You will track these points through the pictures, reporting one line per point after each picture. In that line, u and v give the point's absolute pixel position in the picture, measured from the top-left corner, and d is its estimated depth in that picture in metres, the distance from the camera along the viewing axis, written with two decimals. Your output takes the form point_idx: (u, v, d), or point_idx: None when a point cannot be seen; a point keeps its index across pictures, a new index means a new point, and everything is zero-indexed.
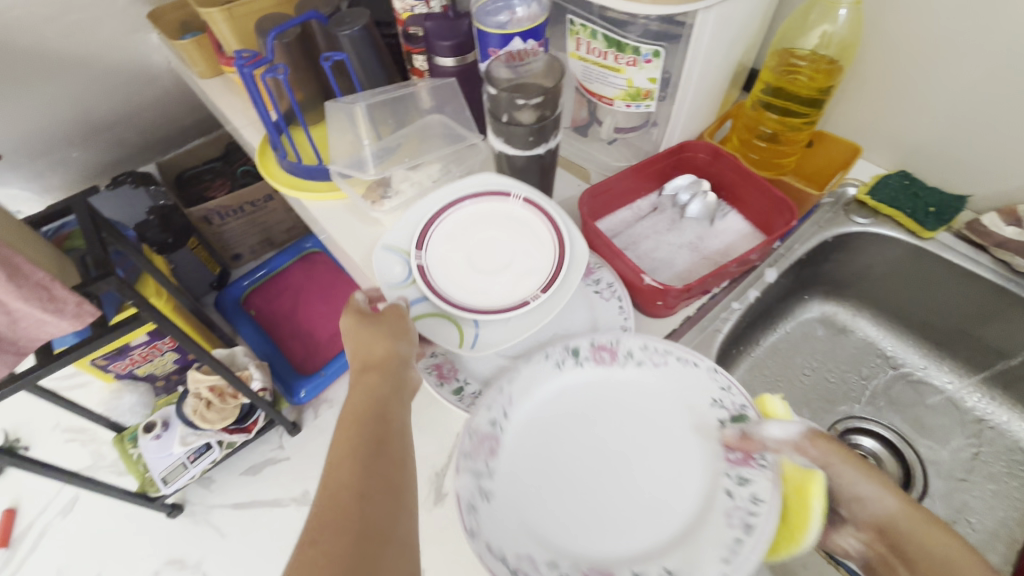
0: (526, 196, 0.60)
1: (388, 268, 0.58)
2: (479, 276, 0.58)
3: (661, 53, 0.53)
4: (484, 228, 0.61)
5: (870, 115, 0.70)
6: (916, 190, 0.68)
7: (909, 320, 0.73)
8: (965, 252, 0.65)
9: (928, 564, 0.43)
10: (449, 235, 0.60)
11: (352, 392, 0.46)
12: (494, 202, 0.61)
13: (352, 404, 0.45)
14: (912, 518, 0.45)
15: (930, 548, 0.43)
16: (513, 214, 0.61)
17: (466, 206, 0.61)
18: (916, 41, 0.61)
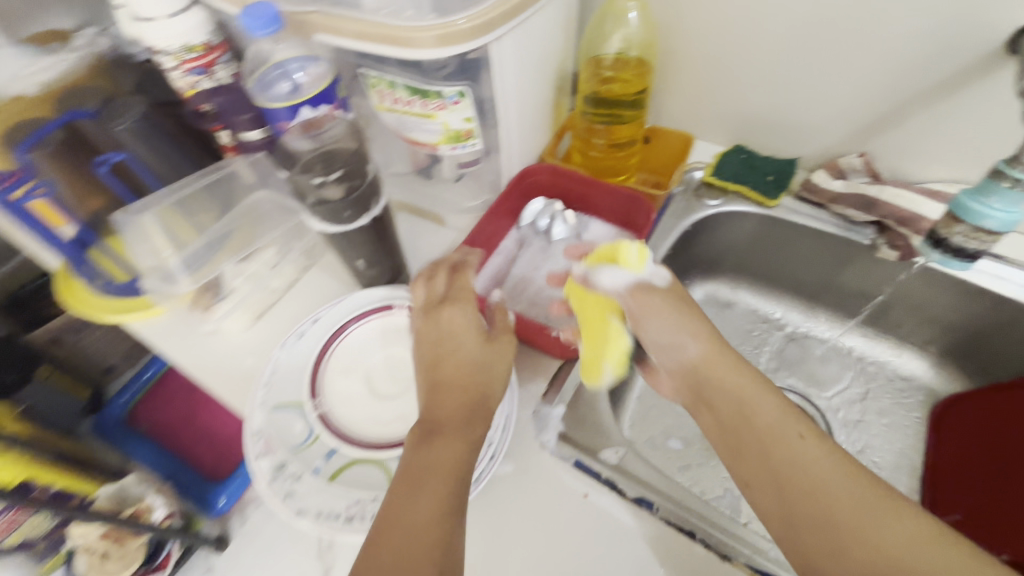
0: (409, 304, 0.57)
1: (284, 429, 0.50)
2: (388, 404, 0.52)
3: (466, 92, 0.50)
4: (380, 346, 0.56)
5: (692, 103, 0.71)
6: (753, 162, 0.70)
7: (781, 282, 0.75)
8: (807, 213, 0.67)
9: (727, 408, 0.44)
10: (344, 369, 0.54)
11: (425, 442, 0.42)
12: (377, 317, 0.57)
13: (429, 455, 0.41)
14: (712, 364, 0.45)
15: (738, 392, 0.44)
16: (401, 325, 0.57)
17: (359, 327, 0.56)
18: (713, 24, 0.62)
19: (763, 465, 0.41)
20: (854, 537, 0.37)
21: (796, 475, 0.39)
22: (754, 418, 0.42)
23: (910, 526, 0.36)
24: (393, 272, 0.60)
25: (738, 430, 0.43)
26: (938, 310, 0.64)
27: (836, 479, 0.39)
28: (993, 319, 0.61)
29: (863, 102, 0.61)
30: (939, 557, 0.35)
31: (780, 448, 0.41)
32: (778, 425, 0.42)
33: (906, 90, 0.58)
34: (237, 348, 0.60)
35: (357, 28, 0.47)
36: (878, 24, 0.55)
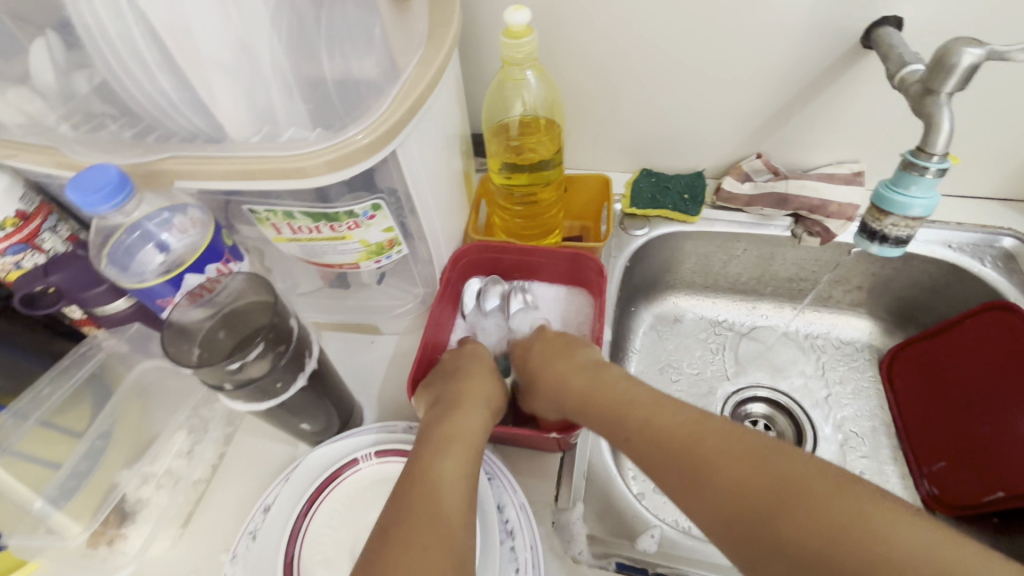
0: (378, 449, 0.48)
1: None
2: None
3: (380, 203, 0.44)
4: (359, 513, 0.46)
5: (592, 137, 0.71)
6: (665, 183, 0.70)
7: (719, 285, 0.77)
8: (729, 219, 0.69)
9: (583, 387, 0.47)
10: (324, 558, 0.44)
11: (451, 418, 0.45)
12: (344, 479, 0.47)
13: (459, 427, 0.44)
14: (558, 366, 0.50)
15: (587, 377, 0.48)
16: (375, 477, 0.47)
17: (326, 500, 0.46)
18: (601, 64, 0.62)
19: (639, 432, 0.41)
20: (723, 474, 0.36)
21: (661, 427, 0.41)
22: (600, 387, 0.46)
23: (785, 463, 0.35)
24: (345, 413, 0.51)
25: (595, 400, 0.46)
26: (858, 276, 0.70)
27: (710, 432, 0.39)
28: (905, 274, 0.68)
29: (756, 108, 0.64)
30: (812, 487, 0.33)
31: (638, 409, 0.43)
32: (620, 392, 0.45)
33: (788, 92, 0.61)
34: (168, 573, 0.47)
35: (228, 169, 0.39)
36: (751, 41, 0.58)
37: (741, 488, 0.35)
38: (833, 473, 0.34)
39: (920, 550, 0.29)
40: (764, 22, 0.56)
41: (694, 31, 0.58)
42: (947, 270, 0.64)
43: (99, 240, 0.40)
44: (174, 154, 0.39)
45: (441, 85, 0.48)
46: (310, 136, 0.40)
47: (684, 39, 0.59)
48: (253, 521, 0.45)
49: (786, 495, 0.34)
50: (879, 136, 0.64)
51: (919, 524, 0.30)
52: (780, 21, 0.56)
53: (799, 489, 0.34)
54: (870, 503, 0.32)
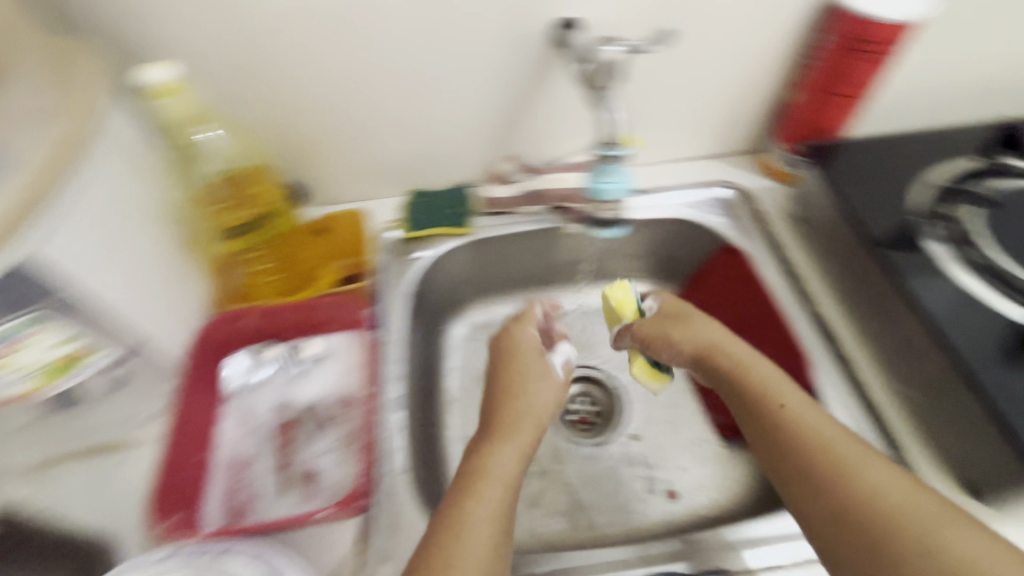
0: None
1: None
2: None
3: (42, 317, 0.39)
4: None
5: (345, 167, 0.69)
6: (431, 202, 0.71)
7: (517, 284, 0.78)
8: (500, 223, 0.71)
9: (733, 381, 0.51)
10: None
11: (497, 437, 0.49)
12: None
13: (528, 393, 0.54)
14: (727, 350, 0.52)
15: (731, 360, 0.51)
16: None
17: None
18: (318, 95, 0.61)
19: (734, 391, 0.50)
20: (816, 453, 0.43)
21: (801, 422, 0.45)
22: (753, 373, 0.50)
23: (872, 460, 0.42)
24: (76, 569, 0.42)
25: (740, 392, 0.50)
26: (628, 247, 0.75)
27: (794, 399, 0.47)
28: (664, 236, 0.73)
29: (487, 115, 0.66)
30: (870, 474, 0.40)
31: (780, 414, 0.46)
32: (760, 398, 0.48)
33: (508, 91, 0.64)
34: None
35: None
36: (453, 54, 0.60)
37: (828, 463, 0.42)
38: (899, 475, 0.40)
39: (966, 553, 0.35)
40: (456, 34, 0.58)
41: (394, 51, 0.58)
42: (688, 225, 0.71)
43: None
44: None
45: (107, 155, 0.43)
46: None
47: (390, 59, 0.59)
48: None
49: (848, 474, 0.41)
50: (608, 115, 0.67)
51: (968, 527, 0.37)
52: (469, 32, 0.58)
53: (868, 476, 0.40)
54: (920, 493, 0.39)
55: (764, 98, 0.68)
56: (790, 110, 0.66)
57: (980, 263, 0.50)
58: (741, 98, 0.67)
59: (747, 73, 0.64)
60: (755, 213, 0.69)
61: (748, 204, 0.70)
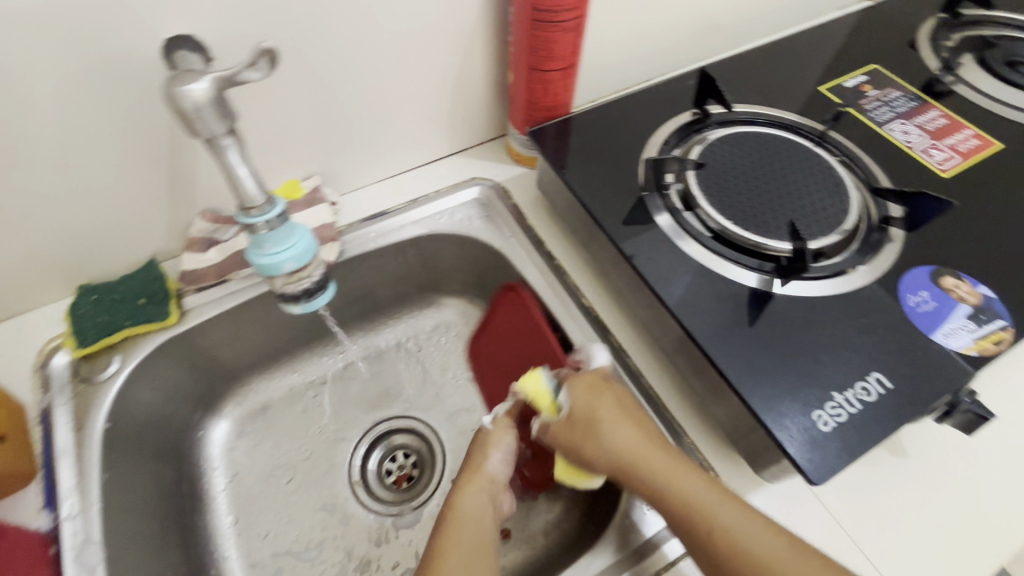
0: None
1: None
2: None
3: None
4: None
5: None
6: (109, 298, 0.53)
7: (278, 352, 0.65)
8: (215, 298, 0.56)
9: (632, 481, 0.42)
10: None
11: (466, 477, 0.46)
12: None
13: (484, 452, 0.47)
14: (654, 455, 0.41)
15: (665, 464, 0.41)
16: None
17: None
18: None
19: (652, 501, 0.40)
20: (718, 542, 0.37)
21: (687, 513, 0.39)
22: (654, 468, 0.41)
23: (766, 530, 0.37)
24: None
25: (642, 492, 0.41)
26: (396, 273, 0.66)
27: (709, 495, 0.39)
28: (426, 256, 0.66)
29: (130, 177, 0.49)
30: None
31: (679, 498, 0.39)
32: (668, 483, 0.40)
33: (135, 136, 0.47)
34: None
35: None
36: (19, 118, 0.42)
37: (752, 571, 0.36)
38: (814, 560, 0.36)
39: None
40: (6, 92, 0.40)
41: None
42: (446, 239, 0.64)
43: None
44: None
45: None
46: None
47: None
48: None
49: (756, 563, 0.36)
50: (296, 132, 0.54)
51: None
52: (22, 85, 0.41)
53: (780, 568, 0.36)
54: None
55: (478, 81, 0.60)
56: (513, 98, 0.59)
57: (714, 231, 0.49)
58: (452, 86, 0.59)
59: (443, 59, 0.55)
60: (508, 207, 0.63)
61: (502, 198, 0.64)
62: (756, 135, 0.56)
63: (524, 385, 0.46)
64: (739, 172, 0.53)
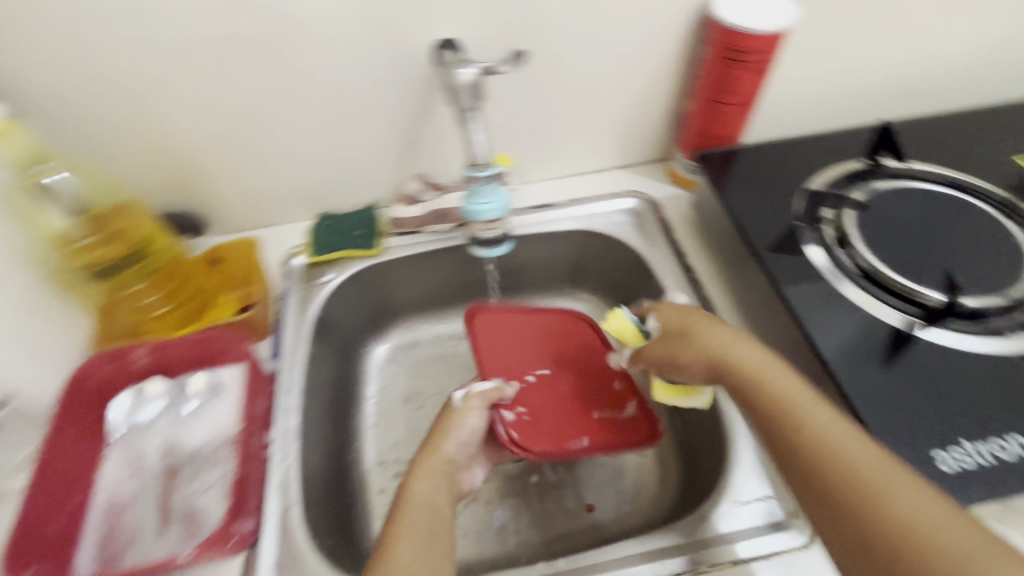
0: None
1: None
2: None
3: None
4: None
5: (246, 193, 0.67)
6: (340, 224, 0.70)
7: (437, 302, 0.77)
8: (408, 243, 0.71)
9: (756, 399, 0.42)
10: None
11: (422, 460, 0.48)
12: None
13: (439, 440, 0.50)
14: (784, 379, 0.42)
15: (791, 390, 0.41)
16: None
17: None
18: (199, 127, 0.60)
19: (767, 418, 0.41)
20: (837, 471, 0.36)
21: (806, 439, 0.38)
22: (785, 397, 0.41)
23: (868, 446, 0.37)
24: None
25: (761, 415, 0.42)
26: (545, 259, 0.76)
27: (816, 412, 0.40)
28: (574, 250, 0.75)
29: (383, 137, 0.66)
30: (911, 503, 0.33)
31: (801, 425, 0.39)
32: (792, 411, 0.40)
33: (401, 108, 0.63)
34: None
35: None
36: (336, 80, 0.59)
37: (837, 474, 0.36)
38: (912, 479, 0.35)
39: (948, 540, 0.31)
40: (334, 62, 0.58)
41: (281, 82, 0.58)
42: (595, 238, 0.72)
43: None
44: None
45: None
46: None
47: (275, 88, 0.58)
48: None
49: (836, 463, 0.37)
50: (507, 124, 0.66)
51: (979, 534, 0.32)
52: (350, 58, 0.57)
53: (875, 480, 0.35)
54: (952, 513, 0.33)
55: (657, 108, 0.69)
56: (688, 121, 0.66)
57: (865, 270, 0.51)
58: (634, 108, 0.68)
59: (633, 83, 0.65)
60: (657, 221, 0.70)
61: (655, 212, 0.71)
62: (930, 196, 0.57)
63: (614, 320, 0.57)
64: (904, 225, 0.54)
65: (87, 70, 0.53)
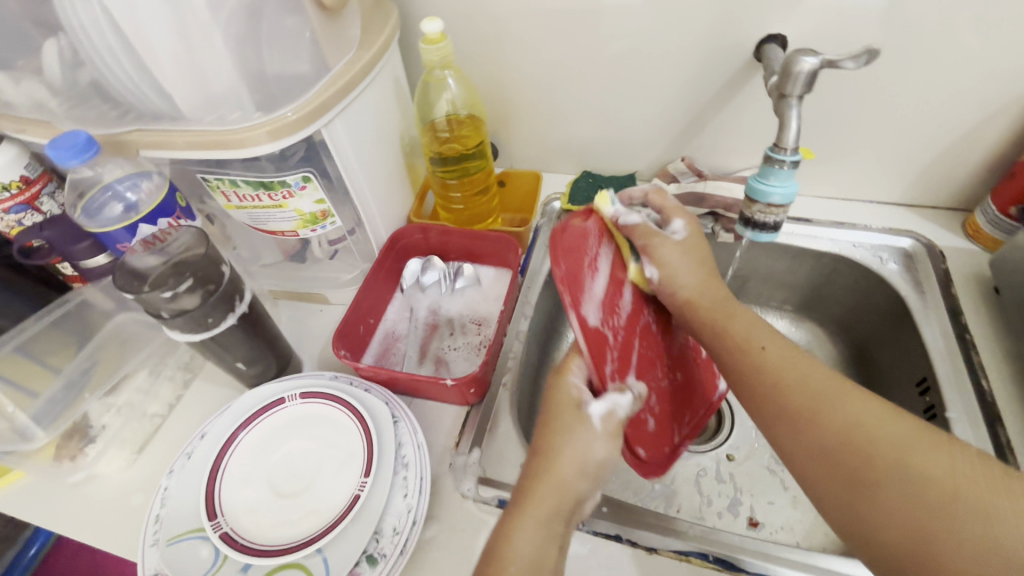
0: (302, 390, 0.54)
1: (190, 562, 0.45)
2: (294, 501, 0.49)
3: (311, 177, 0.52)
4: (283, 442, 0.52)
5: (536, 136, 0.77)
6: (600, 183, 0.76)
7: None
8: None
9: (779, 372, 0.40)
10: (245, 479, 0.50)
11: (527, 499, 0.38)
12: (272, 415, 0.53)
13: (563, 471, 0.39)
14: (766, 332, 0.44)
15: (798, 374, 0.40)
16: (298, 415, 0.54)
17: (246, 437, 0.52)
18: (533, 73, 0.69)
19: (792, 420, 0.38)
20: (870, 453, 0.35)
21: (838, 415, 0.37)
22: (808, 379, 0.39)
23: (841, 385, 0.39)
24: (278, 362, 0.57)
25: (783, 392, 0.39)
26: (780, 275, 0.74)
27: (775, 344, 0.43)
28: (819, 274, 0.72)
29: (677, 116, 0.70)
30: (857, 407, 0.37)
31: (833, 409, 0.37)
32: (828, 382, 0.39)
33: (708, 94, 0.66)
34: (119, 489, 0.53)
35: (185, 141, 0.47)
36: (666, 56, 0.64)
37: (857, 445, 0.36)
38: (863, 394, 0.38)
39: (947, 474, 0.33)
40: (674, 38, 0.62)
41: (619, 48, 0.64)
42: (851, 268, 0.68)
43: (64, 198, 0.53)
44: (139, 128, 0.48)
45: (372, 86, 0.57)
46: (254, 116, 0.48)
47: (614, 52, 0.65)
48: (199, 442, 0.52)
49: (855, 425, 0.36)
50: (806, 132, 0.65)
51: (974, 456, 0.34)
52: (691, 39, 0.62)
53: (846, 410, 0.37)
54: (900, 418, 0.36)
55: (977, 150, 0.63)
56: (1014, 174, 0.59)
57: None
58: (947, 144, 0.64)
59: (963, 117, 0.61)
60: (938, 270, 0.64)
61: (931, 261, 0.65)
62: None
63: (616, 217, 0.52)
64: None
65: (474, 6, 0.64)
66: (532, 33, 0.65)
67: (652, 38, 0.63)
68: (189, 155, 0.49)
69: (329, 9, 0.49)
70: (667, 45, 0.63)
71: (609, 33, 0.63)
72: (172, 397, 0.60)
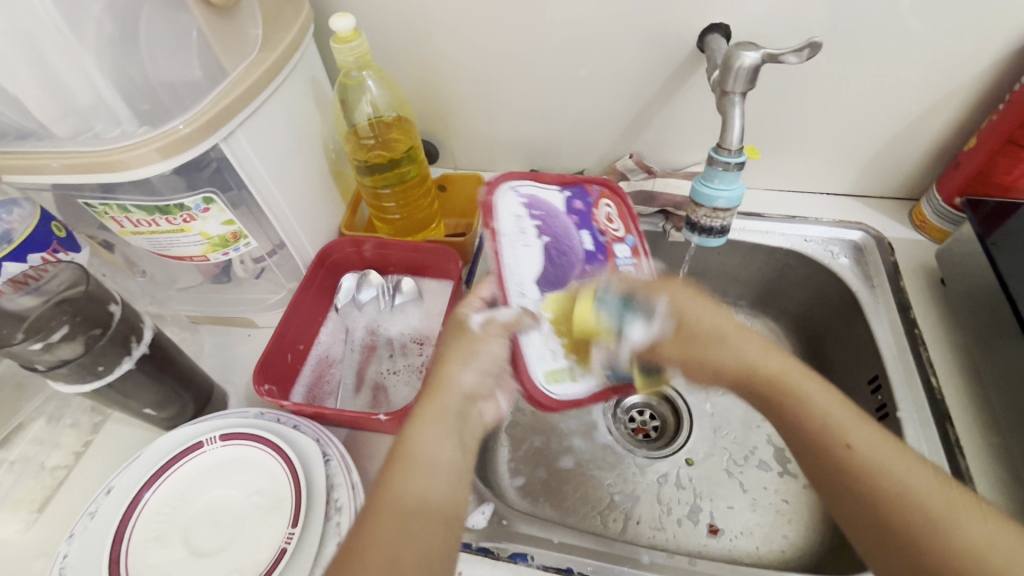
0: (222, 432, 0.49)
1: None
2: (213, 560, 0.44)
3: (213, 197, 0.46)
4: (201, 492, 0.47)
5: (478, 135, 0.73)
6: None
7: None
8: None
9: (826, 427, 0.38)
10: (157, 538, 0.45)
11: (423, 406, 0.40)
12: (188, 462, 0.48)
13: (450, 369, 0.42)
14: (801, 378, 0.40)
15: (837, 418, 0.38)
16: (219, 460, 0.49)
17: (158, 490, 0.47)
18: (468, 69, 0.65)
19: (822, 455, 0.38)
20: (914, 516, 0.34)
21: (897, 475, 0.35)
22: (862, 442, 0.37)
23: (862, 428, 0.37)
24: (194, 400, 0.52)
25: (823, 451, 0.38)
26: (733, 271, 0.72)
27: (802, 379, 0.40)
28: (771, 269, 0.70)
29: (622, 112, 0.66)
30: (909, 474, 0.35)
31: (889, 465, 0.36)
32: (897, 454, 0.36)
33: (652, 88, 0.63)
34: (12, 557, 0.47)
35: (59, 165, 0.41)
36: (606, 50, 0.60)
37: (909, 509, 0.34)
38: (912, 454, 0.36)
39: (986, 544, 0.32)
40: (612, 29, 0.58)
41: (555, 43, 0.61)
42: (803, 263, 0.67)
43: None
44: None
45: (283, 89, 0.52)
46: (136, 131, 0.42)
47: (550, 46, 0.61)
48: (104, 498, 0.47)
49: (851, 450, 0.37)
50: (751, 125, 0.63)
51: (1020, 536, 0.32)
52: (629, 31, 0.58)
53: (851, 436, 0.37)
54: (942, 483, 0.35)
55: (922, 140, 0.62)
56: (959, 164, 0.58)
57: None
58: (893, 134, 0.63)
59: (907, 107, 0.60)
60: (888, 263, 0.63)
61: (880, 254, 0.64)
62: None
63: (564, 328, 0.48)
64: None
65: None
66: (463, 27, 0.60)
67: (590, 30, 0.59)
68: (61, 180, 0.42)
69: (219, 7, 0.44)
70: (605, 38, 0.59)
71: (544, 26, 0.59)
72: (75, 445, 0.54)
